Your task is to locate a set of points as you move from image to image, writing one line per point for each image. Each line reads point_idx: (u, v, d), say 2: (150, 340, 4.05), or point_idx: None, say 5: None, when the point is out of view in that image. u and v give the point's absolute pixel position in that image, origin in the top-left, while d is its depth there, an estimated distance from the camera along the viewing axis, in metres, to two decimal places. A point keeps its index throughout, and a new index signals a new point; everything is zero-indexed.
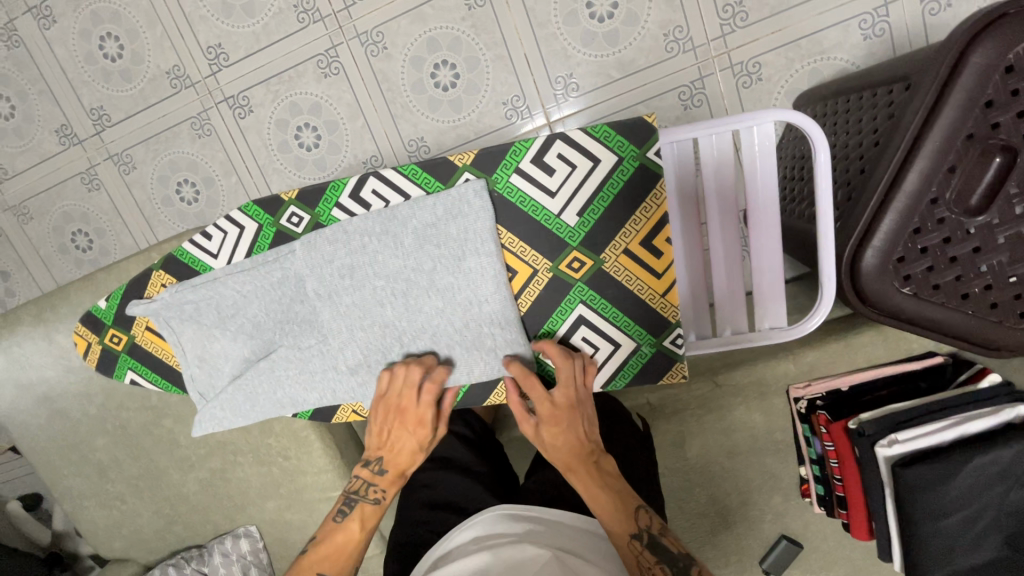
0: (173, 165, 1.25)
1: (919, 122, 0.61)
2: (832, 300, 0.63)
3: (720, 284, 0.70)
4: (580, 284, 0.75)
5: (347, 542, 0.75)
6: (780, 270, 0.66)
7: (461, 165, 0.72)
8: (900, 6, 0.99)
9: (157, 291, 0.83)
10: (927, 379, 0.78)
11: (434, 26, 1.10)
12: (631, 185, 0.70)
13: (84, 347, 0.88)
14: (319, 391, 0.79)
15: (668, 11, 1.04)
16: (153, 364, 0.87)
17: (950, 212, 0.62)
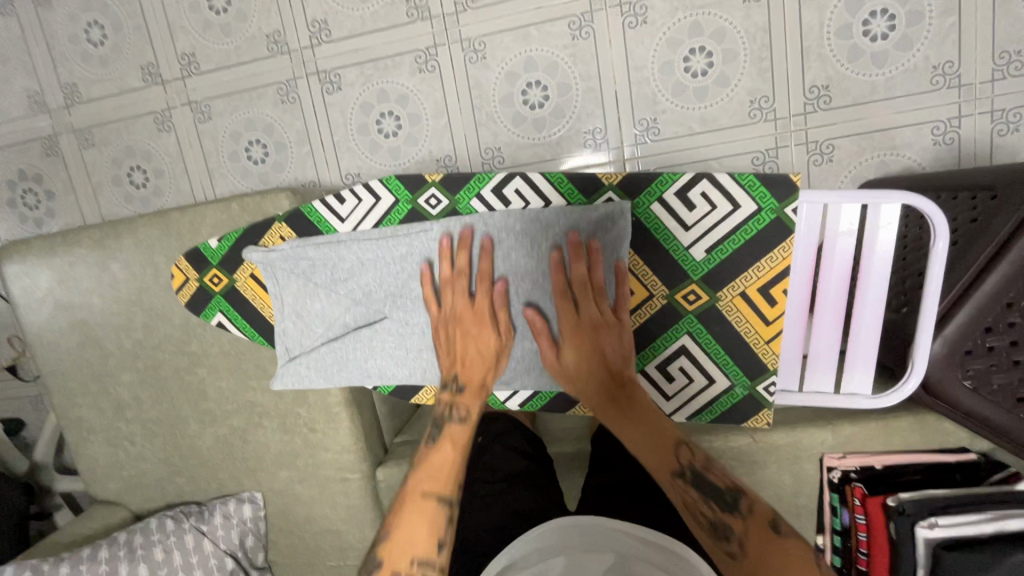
0: (249, 123, 1.27)
1: (1009, 230, 0.65)
2: (921, 373, 0.68)
3: (820, 345, 0.76)
4: (691, 315, 0.81)
5: (442, 465, 0.72)
6: (876, 340, 0.72)
7: (607, 184, 0.78)
8: (972, 122, 1.06)
9: (275, 242, 0.91)
10: (956, 472, 0.82)
11: (536, 47, 1.15)
12: (761, 236, 0.75)
13: (180, 280, 0.94)
14: (410, 367, 0.90)
15: (758, 81, 1.10)
16: (245, 310, 0.95)
17: (1022, 318, 0.66)
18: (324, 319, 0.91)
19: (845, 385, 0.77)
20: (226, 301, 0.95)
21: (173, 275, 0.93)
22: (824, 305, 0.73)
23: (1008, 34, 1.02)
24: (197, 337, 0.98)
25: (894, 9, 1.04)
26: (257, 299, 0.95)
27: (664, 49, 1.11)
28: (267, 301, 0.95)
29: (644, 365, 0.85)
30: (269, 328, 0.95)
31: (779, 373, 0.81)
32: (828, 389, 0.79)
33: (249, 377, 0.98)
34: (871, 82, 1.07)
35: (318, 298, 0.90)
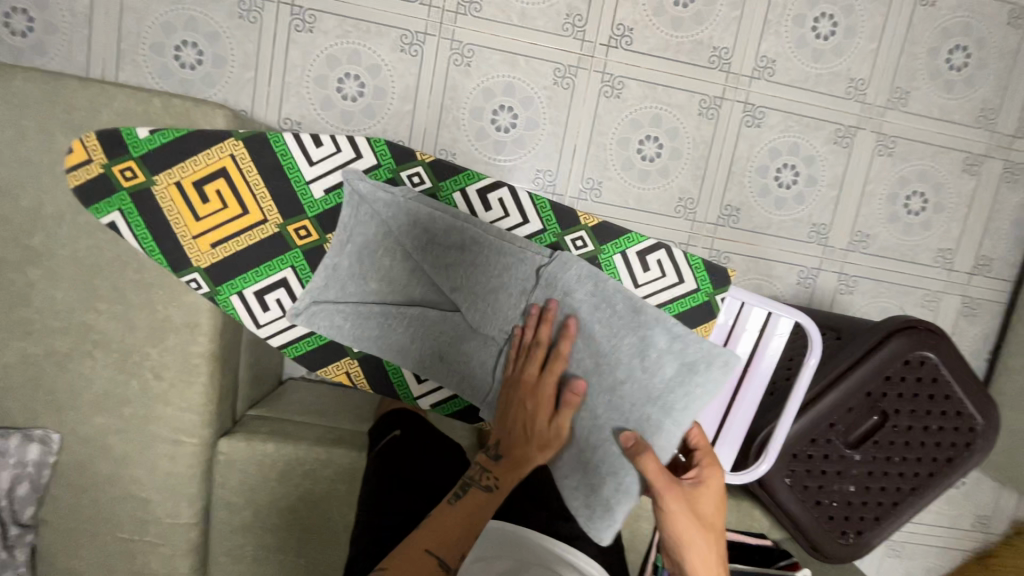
0: (192, 23, 1.12)
1: (846, 366, 0.81)
2: (778, 452, 0.79)
3: (705, 415, 0.83)
4: None
5: (454, 530, 0.69)
6: (746, 424, 0.82)
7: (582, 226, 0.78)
8: (825, 277, 1.32)
9: (225, 155, 0.78)
10: (755, 552, 0.95)
11: (519, 76, 1.19)
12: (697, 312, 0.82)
13: (79, 157, 0.77)
14: (442, 361, 0.84)
15: (689, 184, 1.25)
16: (153, 219, 0.80)
17: (835, 438, 0.83)
18: (266, 257, 0.82)
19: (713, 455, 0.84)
20: (131, 201, 0.79)
21: (72, 149, 0.76)
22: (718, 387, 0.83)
23: (865, 219, 1.30)
24: (45, 230, 0.80)
25: (800, 168, 1.27)
26: (173, 213, 0.80)
27: (626, 126, 1.22)
28: (186, 220, 0.80)
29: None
30: (177, 250, 0.81)
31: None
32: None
33: (98, 297, 0.82)
34: (769, 219, 1.28)
35: (295, 231, 0.81)
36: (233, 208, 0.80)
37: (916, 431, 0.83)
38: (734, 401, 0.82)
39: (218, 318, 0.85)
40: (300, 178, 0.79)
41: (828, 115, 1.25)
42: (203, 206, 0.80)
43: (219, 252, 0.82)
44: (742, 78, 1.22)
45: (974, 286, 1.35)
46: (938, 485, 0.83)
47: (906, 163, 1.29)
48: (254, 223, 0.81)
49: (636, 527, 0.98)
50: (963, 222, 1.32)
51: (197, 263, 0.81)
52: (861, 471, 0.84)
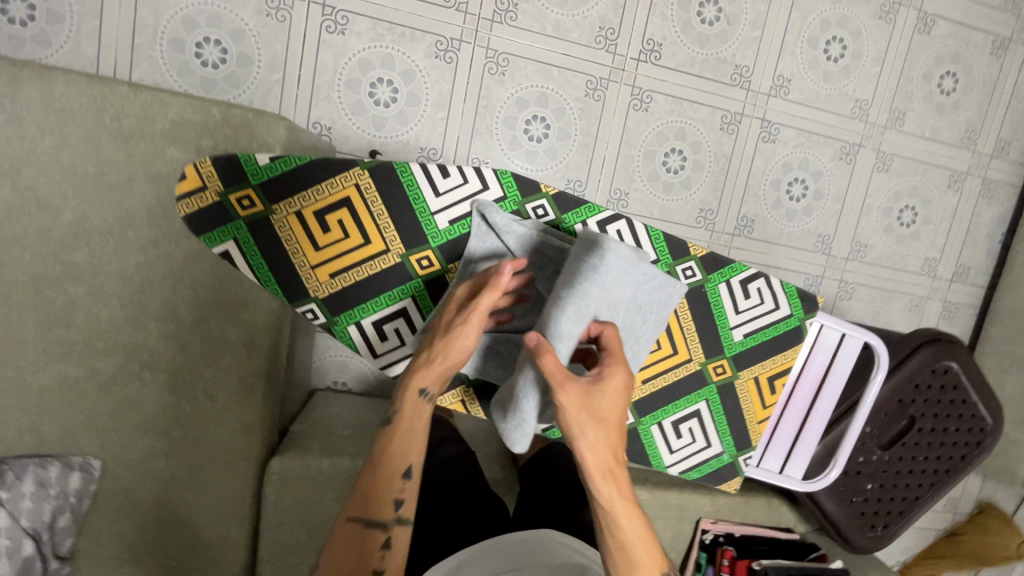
0: (215, 19, 1.06)
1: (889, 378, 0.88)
2: (846, 460, 0.87)
3: (781, 431, 0.88)
4: (712, 386, 0.85)
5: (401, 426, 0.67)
6: (816, 437, 0.87)
7: (693, 255, 0.78)
8: (827, 284, 1.41)
9: (349, 185, 0.78)
10: (789, 547, 1.02)
11: (552, 87, 1.20)
12: (782, 338, 0.84)
13: (192, 184, 0.75)
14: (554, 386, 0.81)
15: (709, 196, 1.31)
16: (267, 248, 0.79)
17: (870, 441, 0.90)
18: (386, 285, 0.82)
19: (788, 466, 0.89)
20: (248, 230, 0.79)
21: (188, 175, 0.75)
22: (793, 404, 0.87)
23: (864, 231, 1.40)
24: (90, 246, 0.75)
25: (808, 182, 1.35)
26: (294, 243, 0.79)
27: (653, 139, 1.26)
28: (306, 250, 0.80)
29: (659, 420, 0.85)
30: (294, 279, 0.80)
31: (756, 449, 0.89)
32: (773, 469, 0.90)
33: (146, 316, 0.78)
34: (780, 230, 1.36)
35: (417, 260, 0.81)
36: (354, 237, 0.79)
37: (938, 432, 0.92)
38: (807, 417, 0.87)
39: (274, 335, 0.83)
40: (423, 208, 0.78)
41: (834, 133, 1.34)
42: (323, 235, 0.80)
43: (337, 281, 0.81)
44: (761, 96, 1.28)
45: (953, 292, 1.49)
46: (953, 479, 0.93)
47: (901, 178, 1.39)
48: (374, 253, 0.81)
49: (679, 530, 1.01)
50: (947, 234, 1.45)
51: (314, 293, 0.81)
52: (891, 471, 0.92)
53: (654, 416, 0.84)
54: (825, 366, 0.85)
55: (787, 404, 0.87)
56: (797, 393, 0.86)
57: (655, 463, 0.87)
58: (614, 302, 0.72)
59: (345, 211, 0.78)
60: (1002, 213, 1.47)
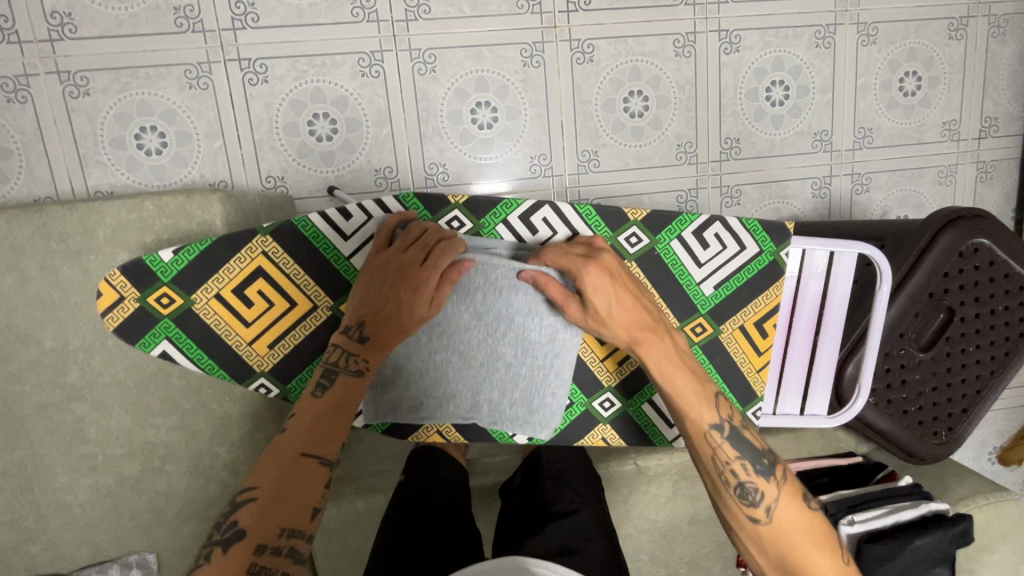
0: (144, 107, 1.06)
1: (896, 282, 0.81)
2: (870, 387, 0.78)
3: (790, 369, 0.82)
4: (696, 346, 0.81)
5: (329, 416, 0.67)
6: (830, 368, 0.81)
7: (634, 220, 0.75)
8: (839, 182, 1.30)
9: (256, 256, 0.76)
10: (852, 473, 0.95)
11: (487, 68, 1.14)
12: (758, 277, 0.78)
13: (111, 299, 0.75)
14: (529, 392, 0.79)
15: (684, 128, 1.22)
16: (200, 338, 0.78)
17: (909, 346, 0.83)
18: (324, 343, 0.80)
19: (807, 406, 0.84)
20: (175, 326, 0.78)
21: (102, 293, 0.74)
22: (796, 339, 0.81)
23: (865, 114, 1.28)
24: (79, 364, 0.78)
25: (789, 81, 1.23)
26: (223, 326, 0.78)
27: (607, 88, 1.18)
28: (237, 330, 0.79)
29: (649, 397, 0.84)
30: (235, 361, 0.80)
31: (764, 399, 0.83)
32: (793, 412, 0.84)
33: (151, 415, 0.81)
34: (771, 140, 1.26)
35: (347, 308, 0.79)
36: (280, 303, 0.78)
37: (985, 315, 0.83)
38: (815, 348, 0.81)
39: (272, 399, 0.84)
40: (338, 256, 0.77)
41: (804, 20, 1.21)
42: (249, 310, 0.78)
43: (277, 351, 0.80)
44: (710, 6, 1.17)
45: (985, 149, 1.33)
46: (1015, 362, 0.84)
47: (892, 45, 1.25)
48: (303, 313, 0.79)
49: None
50: (962, 89, 1.30)
51: (260, 368, 0.80)
52: (940, 371, 0.84)
53: (643, 394, 0.84)
54: (822, 289, 0.79)
55: (789, 339, 0.81)
56: (795, 326, 0.80)
57: (658, 439, 0.87)
58: (511, 295, 0.74)
59: (262, 281, 0.77)
60: (1021, 46, 1.30)
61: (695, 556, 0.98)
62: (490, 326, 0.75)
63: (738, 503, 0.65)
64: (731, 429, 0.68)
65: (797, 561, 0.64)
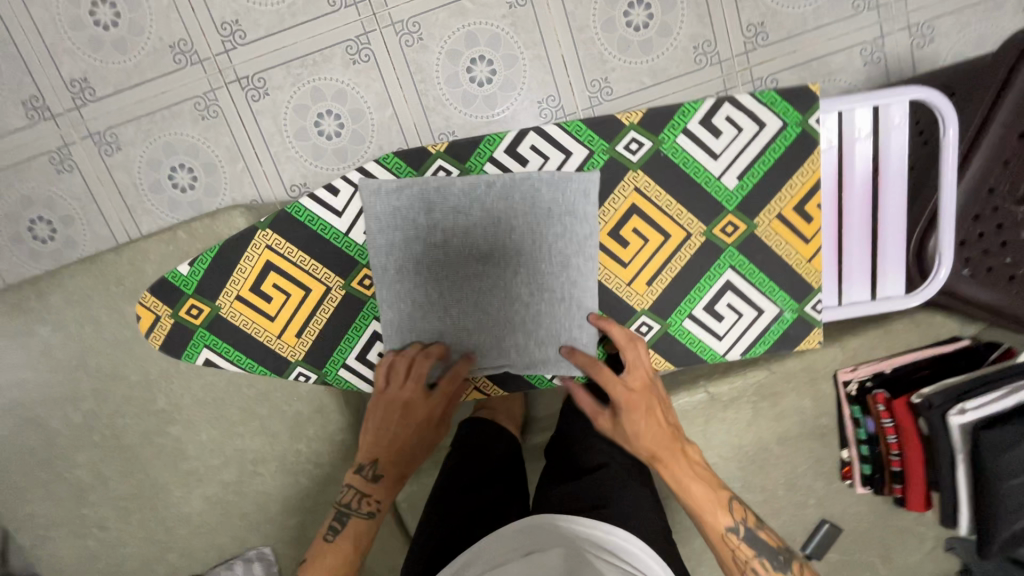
0: (169, 148, 1.12)
1: (974, 133, 0.70)
2: (953, 250, 0.67)
3: (851, 249, 0.74)
4: (731, 249, 0.76)
5: (344, 564, 0.69)
6: (902, 239, 0.71)
7: (630, 125, 0.70)
8: (893, 41, 1.12)
9: (263, 250, 0.77)
10: (959, 360, 0.85)
11: (473, 21, 1.09)
12: (788, 155, 0.72)
13: (149, 320, 0.80)
14: (554, 331, 0.75)
15: (699, 27, 1.11)
16: (235, 340, 0.81)
17: (1004, 202, 0.71)
18: (347, 322, 0.81)
19: (879, 289, 0.74)
20: (211, 333, 0.81)
21: (140, 315, 0.79)
22: (851, 216, 0.72)
23: None
24: (163, 391, 0.86)
25: None
26: (252, 325, 0.80)
27: (603, 7, 1.10)
28: (265, 326, 0.80)
29: (689, 312, 0.78)
30: (269, 356, 0.81)
31: (824, 290, 0.75)
32: (866, 298, 0.75)
33: (233, 424, 0.87)
34: (801, 15, 1.11)
35: (360, 282, 0.80)
36: (295, 292, 0.79)
37: None
38: (877, 221, 0.71)
39: (335, 391, 0.88)
40: (338, 234, 0.77)
41: None
42: (270, 305, 0.80)
43: (305, 338, 0.81)
44: None
45: None
46: None
47: None
48: (320, 296, 0.80)
49: (818, 393, 0.90)
50: None
51: (294, 358, 0.82)
52: None
53: (682, 309, 0.78)
54: (870, 153, 0.69)
55: (842, 218, 0.73)
56: (847, 202, 0.72)
57: (709, 356, 0.79)
58: (509, 227, 0.73)
59: (273, 274, 0.78)
60: None
61: (791, 475, 0.93)
62: (500, 265, 0.73)
63: None
64: (746, 531, 0.69)
65: None
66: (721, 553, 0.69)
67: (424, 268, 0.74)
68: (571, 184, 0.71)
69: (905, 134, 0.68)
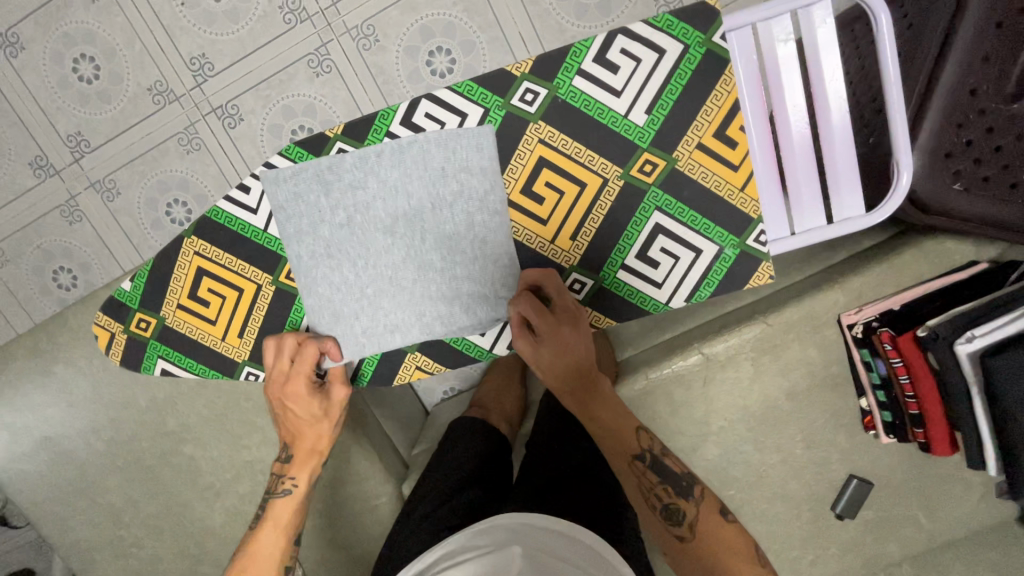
0: (162, 185, 1.18)
1: (943, 34, 0.67)
2: (910, 153, 0.61)
3: (795, 167, 0.66)
4: (654, 189, 0.74)
5: (267, 533, 0.77)
6: (850, 150, 0.64)
7: (521, 74, 0.70)
8: None
9: (192, 257, 0.80)
10: (975, 286, 0.78)
11: (426, 14, 1.09)
12: (699, 78, 0.70)
13: (106, 338, 0.84)
14: (475, 292, 0.78)
15: None
16: (186, 348, 0.85)
17: (990, 102, 0.67)
18: (284, 313, 0.82)
19: (837, 210, 0.66)
20: (163, 344, 0.85)
21: (96, 335, 0.83)
22: (788, 135, 0.65)
23: None
24: (173, 413, 0.91)
25: None
26: (197, 330, 0.84)
27: None
28: (209, 330, 0.84)
29: (622, 261, 0.78)
30: (218, 359, 0.85)
31: (766, 220, 0.71)
32: (821, 223, 0.67)
33: (240, 437, 0.91)
34: None
35: (288, 275, 0.80)
36: (230, 294, 0.82)
37: None
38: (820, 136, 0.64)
39: None
40: (256, 231, 0.78)
41: None
42: (210, 309, 0.83)
43: (248, 337, 0.84)
44: None
45: None
46: None
47: None
48: (254, 294, 0.81)
49: (824, 341, 0.84)
50: None
51: (241, 358, 0.85)
52: None
53: (615, 260, 0.78)
54: (795, 61, 0.62)
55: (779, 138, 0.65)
56: (781, 119, 0.64)
57: (652, 305, 0.80)
58: (407, 194, 0.74)
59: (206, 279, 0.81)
60: None
61: (808, 431, 0.87)
62: (405, 236, 0.76)
63: (661, 518, 0.72)
64: (652, 458, 0.75)
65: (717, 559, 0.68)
66: (627, 475, 0.75)
67: (338, 249, 0.76)
68: (461, 142, 0.73)
69: (831, 34, 0.60)
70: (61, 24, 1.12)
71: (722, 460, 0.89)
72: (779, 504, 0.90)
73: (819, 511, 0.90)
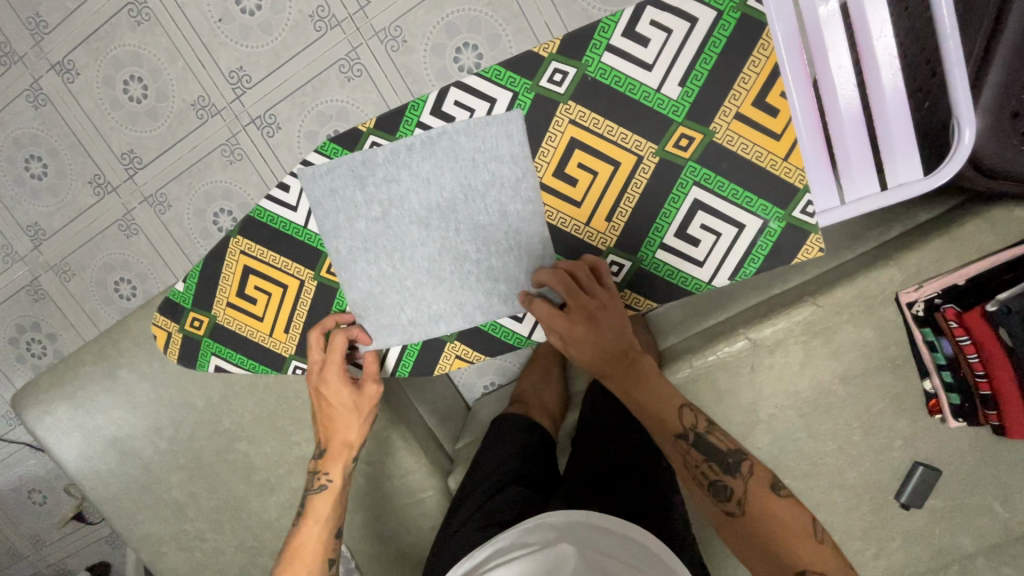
0: (208, 196, 1.23)
1: None
2: (972, 109, 0.57)
3: (843, 131, 0.62)
4: (691, 163, 0.72)
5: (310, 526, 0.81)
6: (904, 112, 0.60)
7: (548, 55, 0.70)
8: None
9: (238, 256, 0.85)
10: None
11: (451, 11, 1.09)
12: (733, 48, 0.68)
13: (163, 337, 0.91)
14: (512, 281, 0.78)
15: None
16: (236, 344, 0.91)
17: None
18: (328, 306, 0.85)
19: (891, 175, 0.62)
20: (215, 341, 0.91)
21: (155, 334, 0.89)
22: (833, 100, 0.61)
23: None
24: (227, 412, 0.95)
25: None
26: (245, 327, 0.89)
27: None
28: (257, 326, 0.89)
29: (661, 240, 0.76)
30: (267, 354, 0.90)
31: (813, 189, 0.68)
32: (874, 190, 0.64)
33: (290, 434, 0.94)
34: None
35: (327, 271, 0.83)
36: (274, 291, 0.86)
37: None
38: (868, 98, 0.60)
39: None
40: (297, 229, 0.82)
41: None
42: (256, 307, 0.88)
43: (293, 333, 0.88)
44: None
45: None
46: None
47: None
48: (297, 291, 0.85)
49: (880, 320, 0.80)
50: None
51: (288, 352, 0.90)
52: None
53: (652, 240, 0.76)
54: (839, 20, 0.59)
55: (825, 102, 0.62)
56: (825, 83, 0.61)
57: (694, 285, 0.78)
58: (439, 187, 0.75)
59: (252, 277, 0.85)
60: None
61: (865, 417, 0.83)
62: (440, 227, 0.76)
63: (713, 499, 0.69)
64: (697, 437, 0.71)
65: (784, 547, 0.65)
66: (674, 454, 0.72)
67: (377, 242, 0.78)
68: (490, 131, 0.73)
69: None
70: (110, 47, 1.18)
71: (774, 448, 0.86)
72: (837, 492, 0.86)
73: (881, 501, 0.86)
